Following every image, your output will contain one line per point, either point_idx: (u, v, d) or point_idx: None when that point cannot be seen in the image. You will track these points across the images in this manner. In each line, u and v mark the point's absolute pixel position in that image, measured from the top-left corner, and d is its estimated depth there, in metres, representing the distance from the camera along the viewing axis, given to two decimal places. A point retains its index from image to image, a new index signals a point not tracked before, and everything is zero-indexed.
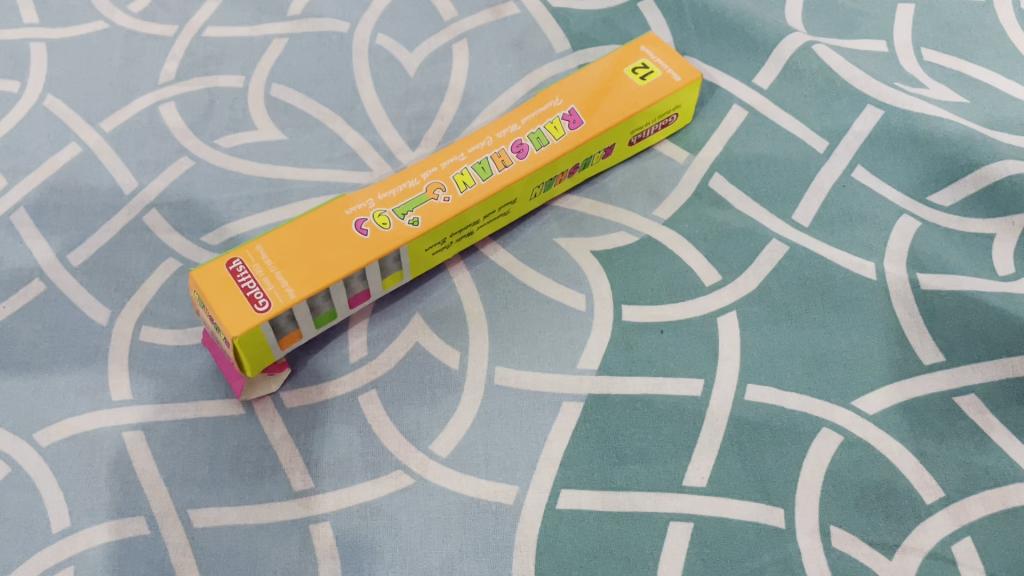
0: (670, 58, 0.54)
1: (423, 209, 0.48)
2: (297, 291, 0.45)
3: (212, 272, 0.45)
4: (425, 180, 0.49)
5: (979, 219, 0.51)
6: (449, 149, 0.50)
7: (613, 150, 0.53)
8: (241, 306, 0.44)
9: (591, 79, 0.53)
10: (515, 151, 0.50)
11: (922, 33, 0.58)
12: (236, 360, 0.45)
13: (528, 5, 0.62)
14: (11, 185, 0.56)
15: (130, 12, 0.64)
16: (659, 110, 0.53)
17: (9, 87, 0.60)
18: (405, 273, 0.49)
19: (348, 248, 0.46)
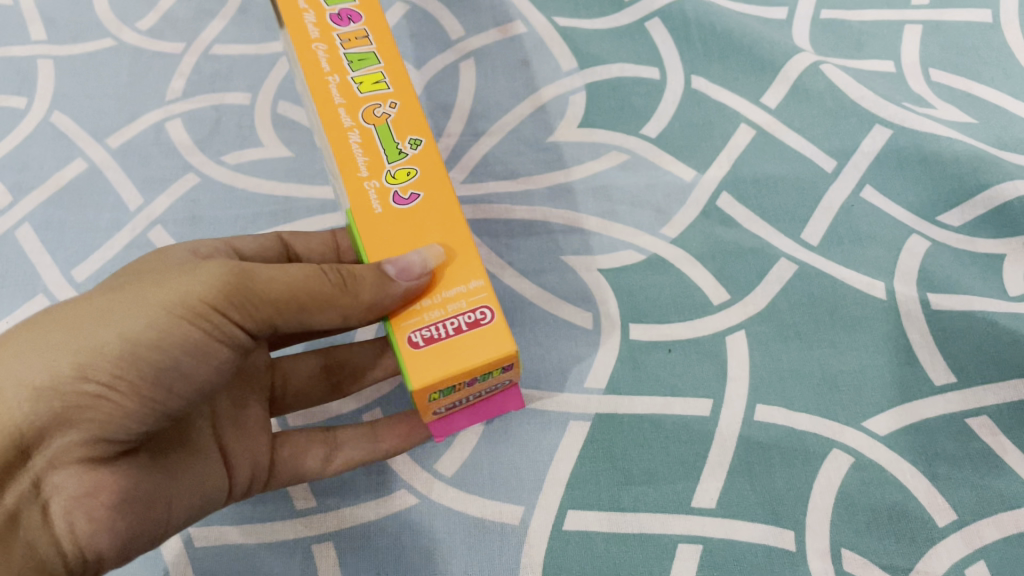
0: None
1: (405, 129, 0.42)
2: (476, 280, 0.39)
3: (412, 357, 0.37)
4: (356, 120, 0.41)
5: (989, 240, 0.50)
6: (318, 92, 0.41)
7: None
8: (484, 339, 0.38)
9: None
10: (344, 21, 0.43)
11: (931, 53, 0.58)
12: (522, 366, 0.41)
13: (536, 24, 0.62)
14: (17, 201, 0.58)
15: (137, 30, 0.64)
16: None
17: (16, 104, 0.61)
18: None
19: (423, 218, 0.41)
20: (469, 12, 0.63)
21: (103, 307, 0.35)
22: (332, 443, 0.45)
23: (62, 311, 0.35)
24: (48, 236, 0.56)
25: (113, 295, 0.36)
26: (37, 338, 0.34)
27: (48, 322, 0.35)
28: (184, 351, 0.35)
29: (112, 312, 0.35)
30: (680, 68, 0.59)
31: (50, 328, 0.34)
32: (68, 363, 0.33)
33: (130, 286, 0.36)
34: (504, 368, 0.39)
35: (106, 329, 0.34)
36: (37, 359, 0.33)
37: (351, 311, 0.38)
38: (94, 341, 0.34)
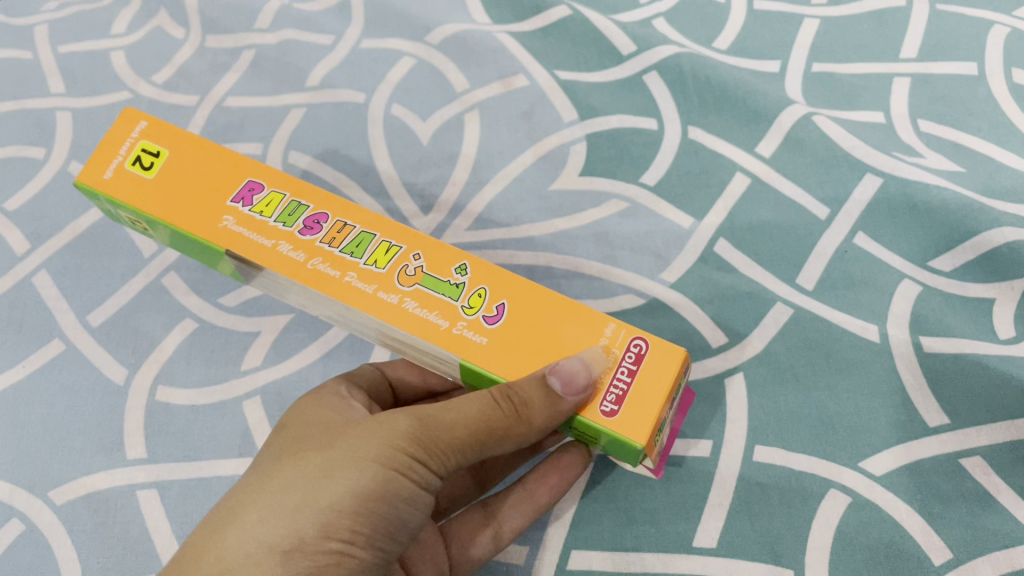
0: (106, 154, 0.48)
1: (442, 265, 0.45)
2: (609, 327, 0.43)
3: (619, 423, 0.40)
4: (402, 290, 0.44)
5: (979, 284, 0.52)
6: (356, 297, 0.44)
7: None
8: (658, 365, 0.41)
9: (184, 195, 0.47)
10: (315, 227, 0.46)
11: (919, 105, 0.60)
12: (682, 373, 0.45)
13: (538, 77, 0.65)
14: (34, 249, 0.60)
15: (153, 82, 0.69)
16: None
17: (36, 154, 0.64)
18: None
19: (525, 320, 0.43)
20: (474, 66, 0.66)
21: (320, 469, 0.39)
22: (495, 521, 0.46)
23: (276, 476, 0.39)
24: (64, 282, 0.58)
25: (322, 458, 0.39)
26: (267, 505, 0.38)
27: (268, 488, 0.39)
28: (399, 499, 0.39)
29: (327, 472, 0.38)
30: (678, 119, 0.61)
31: (276, 493, 0.38)
32: (306, 526, 0.37)
33: (327, 443, 0.40)
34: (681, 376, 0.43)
35: (331, 490, 0.38)
36: (279, 523, 0.37)
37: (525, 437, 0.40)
38: (324, 503, 0.37)
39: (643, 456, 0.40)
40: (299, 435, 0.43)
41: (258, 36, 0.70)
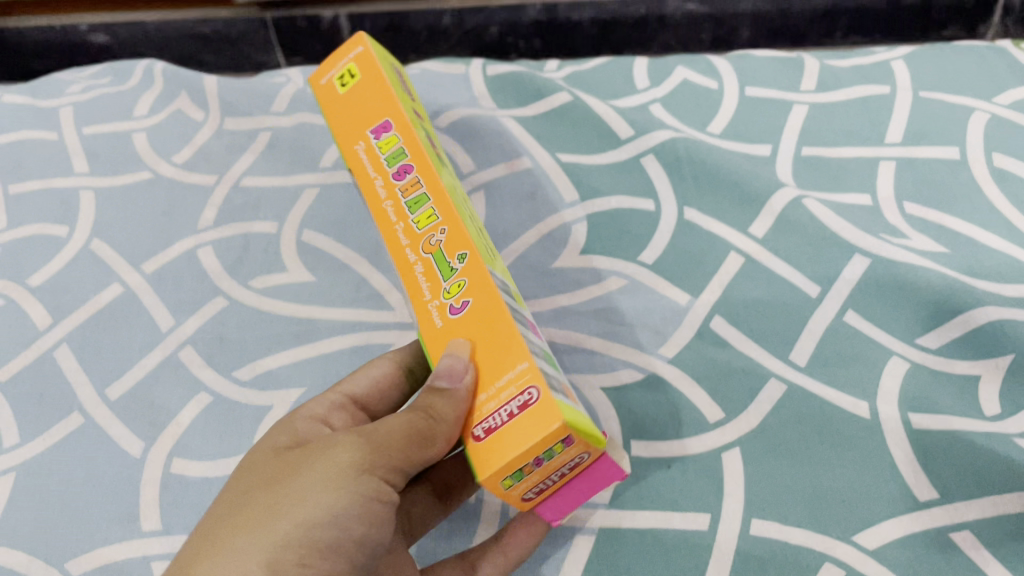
0: (336, 59, 0.53)
1: (454, 246, 0.44)
2: (523, 361, 0.39)
3: (476, 452, 0.39)
4: (419, 254, 0.45)
5: (965, 361, 0.54)
6: (388, 240, 0.46)
7: (416, 112, 0.53)
8: (527, 418, 0.38)
9: (348, 115, 0.50)
10: (401, 176, 0.47)
11: (904, 188, 0.62)
12: (591, 435, 0.39)
13: (540, 160, 0.68)
14: (56, 323, 0.62)
15: (174, 163, 0.72)
16: (390, 73, 0.52)
17: (59, 231, 0.67)
18: (507, 284, 0.47)
19: (479, 326, 0.42)
20: (480, 149, 0.69)
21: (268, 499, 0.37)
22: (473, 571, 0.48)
23: (216, 529, 0.37)
24: (85, 356, 0.60)
25: (262, 488, 0.38)
26: (215, 557, 0.35)
27: (211, 541, 0.36)
28: (352, 517, 0.38)
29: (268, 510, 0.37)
30: (673, 200, 0.64)
31: (219, 545, 0.36)
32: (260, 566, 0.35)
33: (261, 485, 0.39)
34: (561, 441, 0.38)
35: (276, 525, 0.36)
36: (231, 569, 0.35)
37: (449, 433, 0.40)
38: (271, 542, 0.36)
39: (490, 488, 0.40)
40: (232, 486, 0.41)
41: (273, 119, 0.74)
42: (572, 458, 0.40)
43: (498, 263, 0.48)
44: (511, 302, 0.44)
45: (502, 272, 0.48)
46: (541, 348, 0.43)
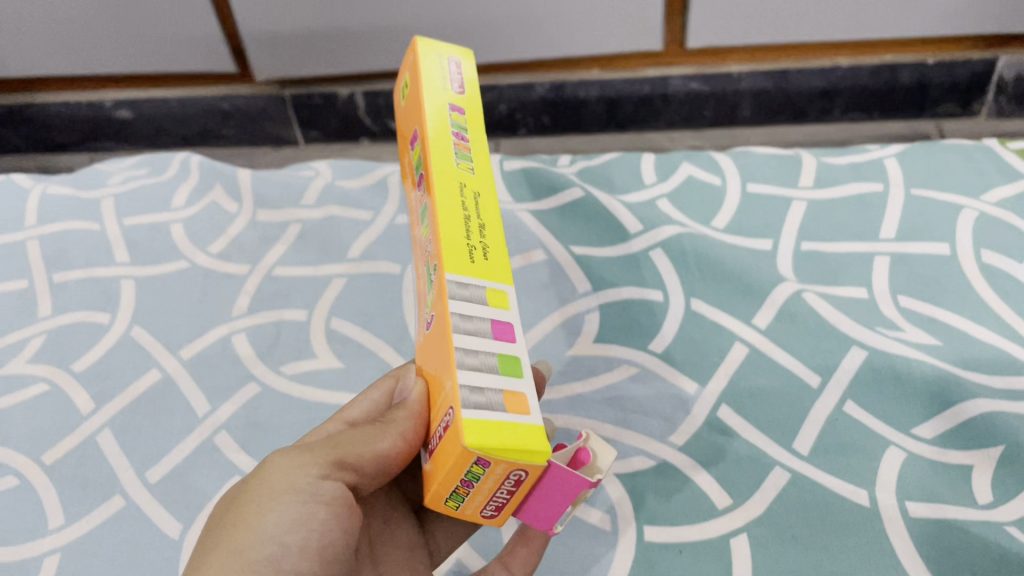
0: (405, 84, 0.56)
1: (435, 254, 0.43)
2: (449, 378, 0.38)
3: (428, 464, 0.40)
4: (426, 271, 0.46)
5: (958, 451, 0.57)
6: (420, 257, 0.48)
7: (463, 112, 0.50)
8: (449, 441, 0.37)
9: (410, 129, 0.53)
10: (425, 184, 0.47)
11: (898, 283, 0.66)
12: (516, 459, 0.36)
13: (555, 252, 0.73)
14: (99, 407, 0.66)
15: (209, 253, 0.76)
16: (432, 77, 0.51)
17: (101, 319, 0.71)
18: (494, 286, 0.42)
19: (437, 339, 0.41)
20: None
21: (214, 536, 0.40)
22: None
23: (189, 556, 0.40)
24: (126, 440, 0.64)
25: (217, 518, 0.41)
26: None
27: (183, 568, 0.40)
28: (290, 520, 0.39)
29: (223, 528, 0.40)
30: (681, 291, 0.68)
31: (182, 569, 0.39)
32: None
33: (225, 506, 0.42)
34: (477, 464, 0.36)
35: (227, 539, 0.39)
36: None
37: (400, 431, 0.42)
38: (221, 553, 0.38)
39: (439, 503, 0.41)
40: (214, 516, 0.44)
41: (304, 211, 0.79)
42: (511, 477, 0.37)
43: (497, 256, 0.44)
44: (479, 308, 0.40)
45: (503, 267, 0.43)
46: (499, 353, 0.39)
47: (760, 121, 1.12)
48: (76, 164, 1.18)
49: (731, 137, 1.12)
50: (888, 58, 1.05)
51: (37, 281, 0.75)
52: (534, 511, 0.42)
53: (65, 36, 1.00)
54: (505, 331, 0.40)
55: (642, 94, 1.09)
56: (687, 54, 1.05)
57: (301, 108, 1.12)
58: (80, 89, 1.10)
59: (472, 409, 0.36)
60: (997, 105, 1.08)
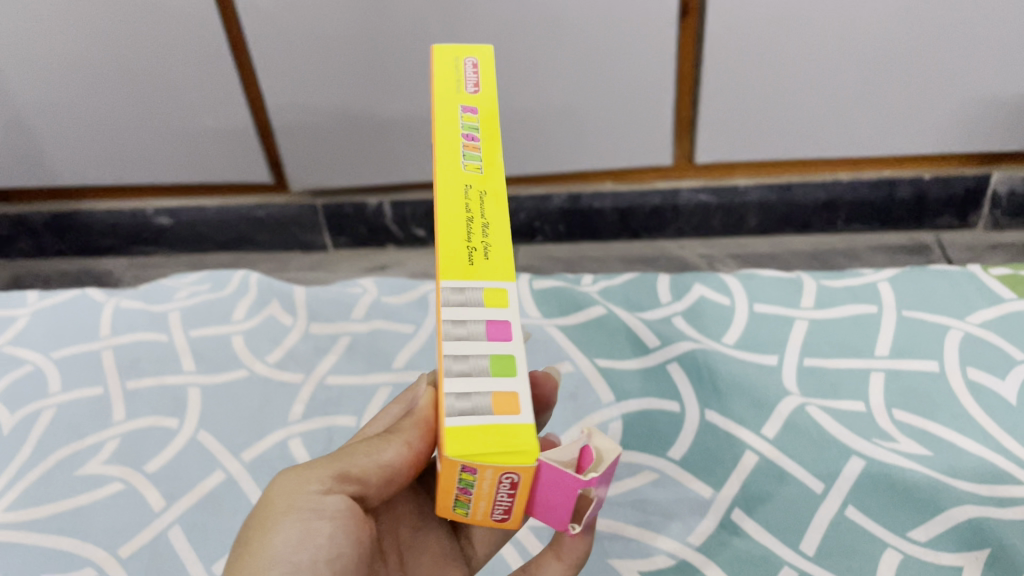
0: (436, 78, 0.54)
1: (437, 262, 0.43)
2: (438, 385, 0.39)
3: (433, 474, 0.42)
4: None
5: (950, 553, 0.63)
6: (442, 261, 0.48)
7: (479, 106, 0.47)
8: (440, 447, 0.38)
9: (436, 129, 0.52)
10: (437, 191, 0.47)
11: (892, 397, 0.74)
12: (499, 461, 0.36)
13: (581, 364, 0.80)
14: (169, 505, 0.73)
15: (267, 363, 0.85)
16: (448, 77, 0.48)
17: (171, 423, 0.79)
18: (498, 287, 0.41)
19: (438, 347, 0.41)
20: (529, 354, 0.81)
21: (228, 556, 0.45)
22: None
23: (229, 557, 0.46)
24: (194, 536, 0.70)
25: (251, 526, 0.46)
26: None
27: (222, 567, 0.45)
28: (306, 524, 0.44)
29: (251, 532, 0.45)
30: (696, 403, 0.76)
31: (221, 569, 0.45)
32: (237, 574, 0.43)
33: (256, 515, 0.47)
34: (461, 467, 0.37)
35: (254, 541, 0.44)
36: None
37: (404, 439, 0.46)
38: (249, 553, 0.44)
39: (449, 513, 0.42)
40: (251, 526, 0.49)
41: (353, 325, 0.88)
42: (505, 483, 0.38)
43: (505, 255, 0.42)
44: (476, 311, 0.40)
45: (508, 264, 0.42)
46: (494, 355, 0.39)
47: (765, 231, 1.21)
48: (116, 269, 1.27)
49: (739, 245, 1.21)
50: (885, 173, 1.14)
51: (112, 389, 0.83)
52: (554, 510, 0.40)
53: (110, 147, 1.12)
54: (501, 331, 0.40)
55: (654, 206, 1.18)
56: (696, 169, 1.15)
57: (331, 216, 1.21)
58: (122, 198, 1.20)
59: (457, 417, 0.38)
60: (993, 219, 1.18)
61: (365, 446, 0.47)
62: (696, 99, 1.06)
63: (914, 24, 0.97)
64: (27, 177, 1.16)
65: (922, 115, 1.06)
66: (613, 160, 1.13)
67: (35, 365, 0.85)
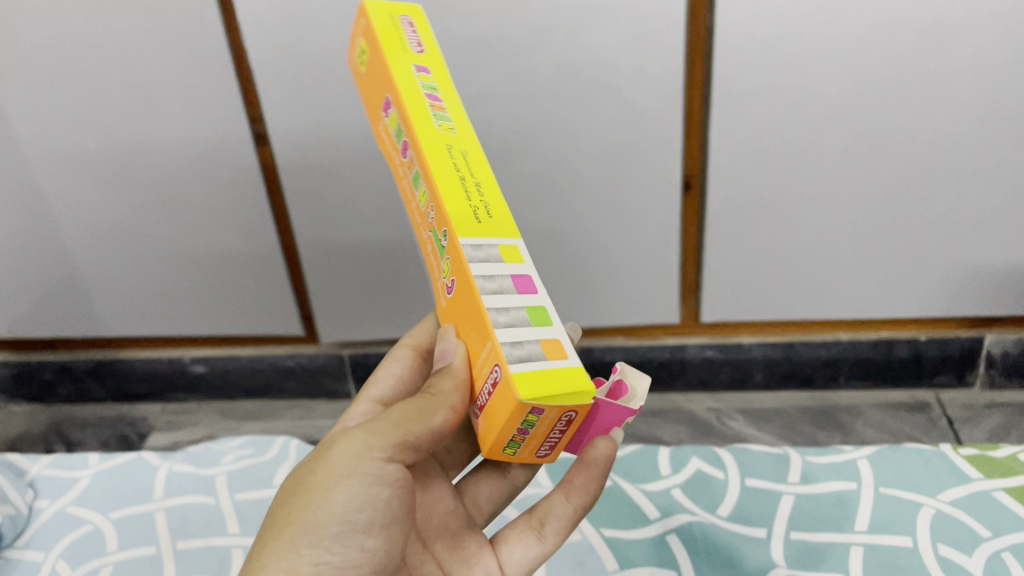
0: (357, 40, 0.65)
1: (438, 221, 0.56)
2: (489, 341, 0.51)
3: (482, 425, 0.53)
4: (427, 233, 0.59)
5: None
6: (415, 216, 0.61)
7: (428, 69, 0.61)
8: (503, 401, 0.49)
9: (370, 92, 0.64)
10: (406, 151, 0.59)
11: (871, 570, 0.81)
12: (559, 400, 0.48)
13: (589, 534, 0.88)
14: None
15: None
16: (390, 38, 0.61)
17: None
18: (506, 242, 0.56)
19: (462, 298, 0.54)
20: None
21: (304, 490, 0.56)
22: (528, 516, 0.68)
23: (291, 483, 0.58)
24: None
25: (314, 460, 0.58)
26: (286, 502, 0.57)
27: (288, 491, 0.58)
28: (362, 478, 0.55)
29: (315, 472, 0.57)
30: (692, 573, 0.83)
31: (288, 496, 0.57)
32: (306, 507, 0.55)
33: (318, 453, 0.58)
34: (532, 412, 0.48)
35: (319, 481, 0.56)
36: (291, 507, 0.56)
37: (451, 403, 0.55)
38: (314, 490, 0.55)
39: (499, 458, 0.53)
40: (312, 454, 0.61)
41: None
42: (563, 418, 0.50)
43: (497, 209, 0.57)
44: (498, 267, 0.54)
45: (502, 210, 0.57)
46: (528, 307, 0.53)
47: (770, 386, 1.38)
48: (150, 415, 1.49)
49: (745, 397, 1.38)
50: (883, 334, 1.31)
51: (164, 548, 0.92)
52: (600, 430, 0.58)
53: (157, 300, 1.35)
54: (525, 284, 0.54)
55: (662, 358, 1.36)
56: (700, 327, 1.33)
57: (355, 364, 1.40)
58: (162, 349, 1.44)
59: (516, 361, 0.49)
60: (990, 377, 1.32)
61: (419, 412, 0.56)
62: (699, 262, 1.25)
63: (890, 212, 1.17)
64: (76, 327, 1.39)
65: (892, 285, 1.25)
66: (629, 316, 1.31)
67: (95, 525, 0.94)
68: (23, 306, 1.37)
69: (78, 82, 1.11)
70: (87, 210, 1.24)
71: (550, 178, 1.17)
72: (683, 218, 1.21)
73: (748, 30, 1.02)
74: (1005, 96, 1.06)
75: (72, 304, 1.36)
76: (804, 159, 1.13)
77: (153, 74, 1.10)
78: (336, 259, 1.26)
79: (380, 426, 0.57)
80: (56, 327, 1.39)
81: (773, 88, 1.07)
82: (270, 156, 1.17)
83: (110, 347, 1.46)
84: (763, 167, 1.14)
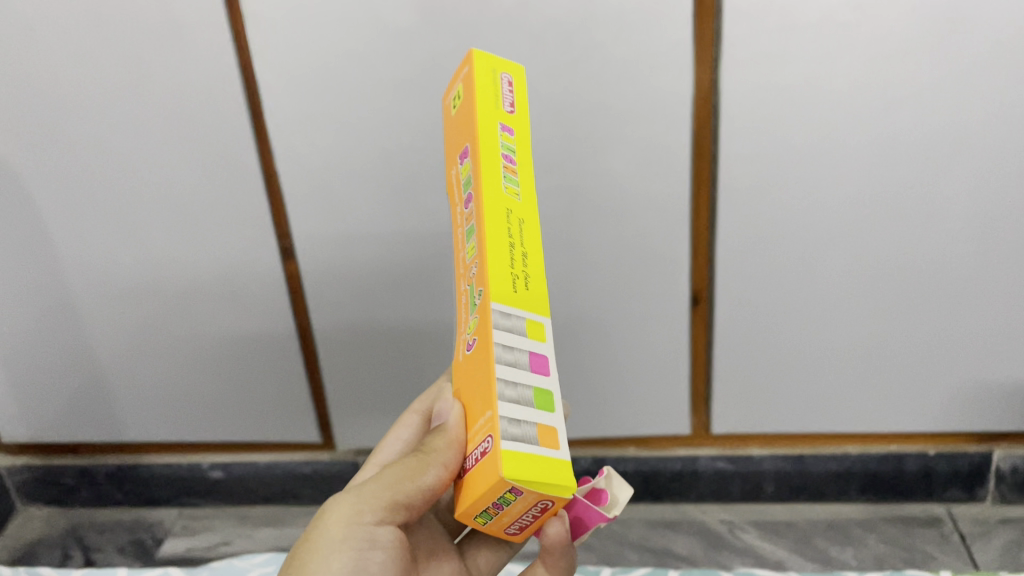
0: (457, 79, 0.70)
1: (478, 279, 0.62)
2: (491, 410, 0.57)
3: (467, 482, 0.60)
4: (466, 285, 0.66)
5: None
6: (460, 263, 0.67)
7: (513, 132, 0.65)
8: (489, 471, 0.55)
9: (453, 134, 0.69)
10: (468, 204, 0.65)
11: None
12: (542, 487, 0.54)
13: None
14: None
15: None
16: (487, 94, 0.65)
17: None
18: (534, 318, 0.61)
19: (480, 355, 0.61)
20: None
21: (311, 545, 0.68)
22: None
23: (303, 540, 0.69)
24: None
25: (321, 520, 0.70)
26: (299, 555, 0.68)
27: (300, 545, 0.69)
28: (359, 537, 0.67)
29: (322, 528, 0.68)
30: None
31: (299, 551, 0.68)
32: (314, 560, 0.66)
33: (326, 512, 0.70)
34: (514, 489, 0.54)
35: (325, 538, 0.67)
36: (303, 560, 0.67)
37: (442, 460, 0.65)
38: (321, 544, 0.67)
39: (468, 520, 0.59)
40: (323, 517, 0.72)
41: None
42: (539, 504, 0.56)
43: (536, 284, 0.62)
44: (519, 341, 0.60)
45: (539, 287, 0.62)
46: (536, 387, 0.58)
47: (782, 498, 1.41)
48: (166, 519, 1.53)
49: (757, 509, 1.41)
50: (893, 448, 1.35)
51: None
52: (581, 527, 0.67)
53: (181, 404, 1.43)
54: (539, 363, 0.60)
55: (674, 469, 1.40)
56: (712, 438, 1.37)
57: None
58: (184, 453, 1.50)
59: (508, 438, 0.55)
60: (1000, 492, 1.36)
61: (411, 476, 0.68)
62: (710, 377, 1.30)
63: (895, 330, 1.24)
64: (100, 429, 1.47)
65: (896, 401, 1.30)
66: (642, 426, 1.36)
67: None
68: (56, 405, 1.45)
69: (132, 195, 1.23)
70: (130, 314, 1.34)
71: (564, 295, 1.24)
72: (693, 332, 1.27)
73: (751, 158, 1.12)
74: (995, 218, 1.14)
75: (98, 407, 1.44)
76: (808, 277, 1.20)
77: (205, 196, 1.21)
78: (355, 367, 1.35)
79: (374, 494, 0.68)
80: (82, 430, 1.47)
81: (775, 215, 1.16)
82: (296, 269, 1.27)
83: (134, 452, 1.51)
84: (766, 284, 1.21)
